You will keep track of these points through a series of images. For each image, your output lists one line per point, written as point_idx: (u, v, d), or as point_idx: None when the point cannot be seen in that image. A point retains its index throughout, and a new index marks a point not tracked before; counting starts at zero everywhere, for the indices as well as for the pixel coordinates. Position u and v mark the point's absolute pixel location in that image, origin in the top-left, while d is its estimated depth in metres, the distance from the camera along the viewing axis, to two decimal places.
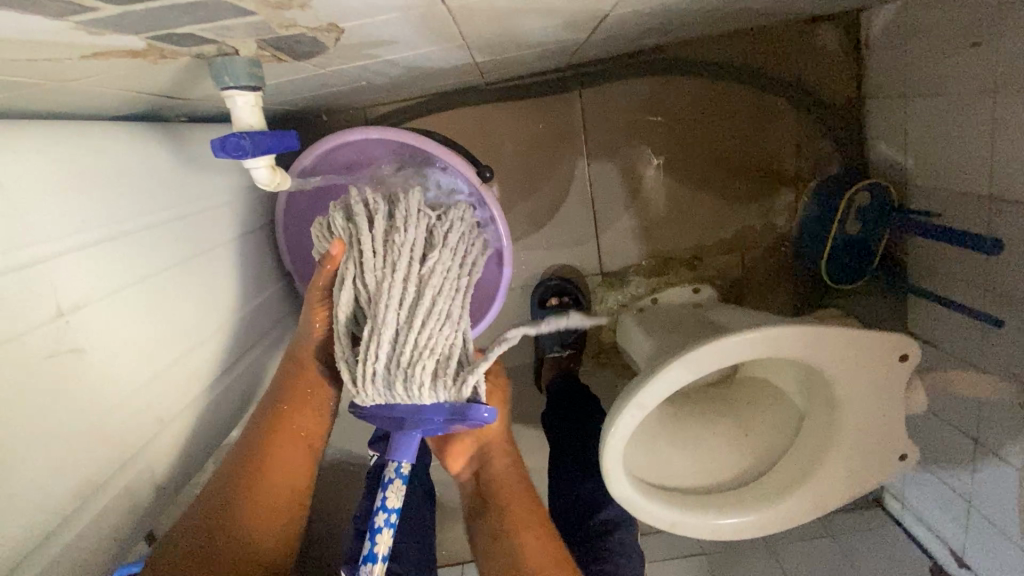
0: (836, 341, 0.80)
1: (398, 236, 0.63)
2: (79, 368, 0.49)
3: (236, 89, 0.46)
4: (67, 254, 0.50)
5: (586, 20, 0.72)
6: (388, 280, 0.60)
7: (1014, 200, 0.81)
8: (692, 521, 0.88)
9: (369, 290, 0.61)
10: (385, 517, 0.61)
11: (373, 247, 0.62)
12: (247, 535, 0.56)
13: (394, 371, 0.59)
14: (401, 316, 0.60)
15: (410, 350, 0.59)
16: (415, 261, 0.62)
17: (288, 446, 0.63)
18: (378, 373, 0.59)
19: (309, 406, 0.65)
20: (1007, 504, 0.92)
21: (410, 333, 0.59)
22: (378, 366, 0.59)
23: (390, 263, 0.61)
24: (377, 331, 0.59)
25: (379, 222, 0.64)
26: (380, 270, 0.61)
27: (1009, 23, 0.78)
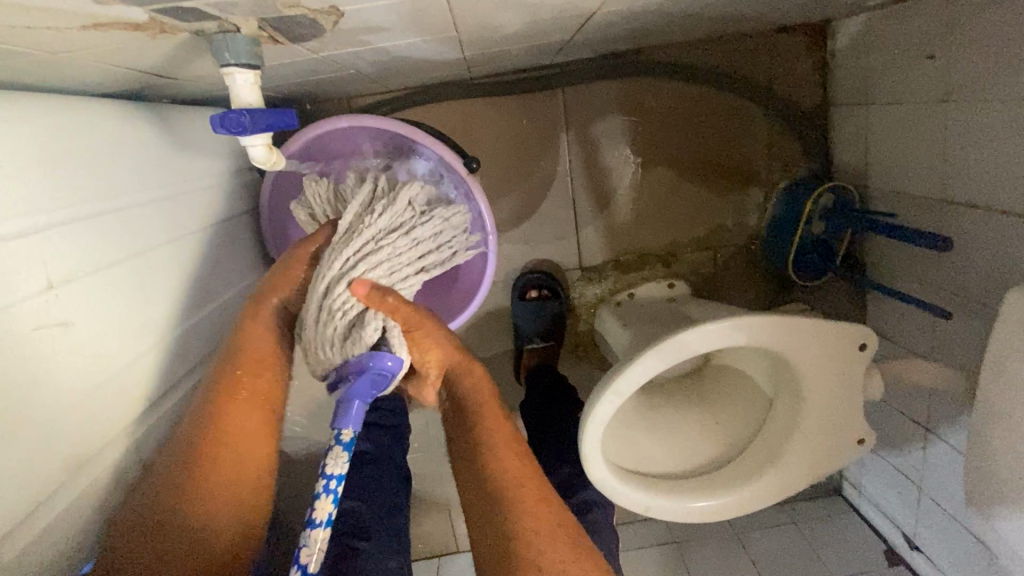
0: (803, 330, 0.85)
1: (366, 218, 0.70)
2: (66, 342, 0.49)
3: (236, 67, 0.47)
4: (55, 226, 0.49)
5: (574, 18, 0.74)
6: (338, 248, 0.68)
7: (964, 202, 0.88)
8: (667, 504, 0.91)
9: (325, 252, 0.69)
10: (325, 482, 0.55)
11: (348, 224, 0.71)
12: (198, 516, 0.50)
13: (314, 325, 0.66)
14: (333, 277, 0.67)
15: (327, 307, 0.65)
16: (373, 243, 0.69)
17: (242, 414, 0.57)
18: (308, 322, 0.66)
19: (262, 371, 0.61)
20: (954, 486, 0.99)
21: (332, 293, 0.65)
22: (304, 317, 0.66)
23: (348, 236, 0.69)
24: (310, 284, 0.67)
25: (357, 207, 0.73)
26: (341, 241, 0.69)
27: (962, 38, 0.84)
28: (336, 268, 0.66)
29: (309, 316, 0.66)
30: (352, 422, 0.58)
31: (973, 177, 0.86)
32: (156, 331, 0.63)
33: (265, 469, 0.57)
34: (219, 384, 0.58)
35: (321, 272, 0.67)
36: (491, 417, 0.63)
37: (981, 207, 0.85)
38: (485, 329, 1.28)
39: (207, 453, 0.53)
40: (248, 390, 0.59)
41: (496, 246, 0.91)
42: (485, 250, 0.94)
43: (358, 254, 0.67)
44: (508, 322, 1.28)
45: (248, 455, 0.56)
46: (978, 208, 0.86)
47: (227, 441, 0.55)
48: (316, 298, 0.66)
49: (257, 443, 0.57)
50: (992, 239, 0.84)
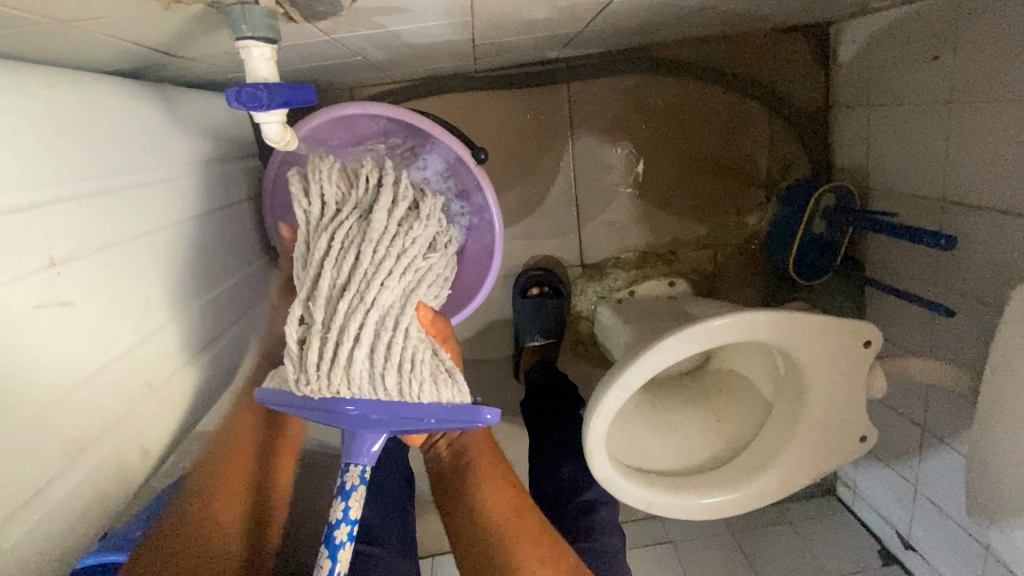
0: (807, 325, 0.85)
1: (409, 225, 0.60)
2: (67, 322, 0.47)
3: (252, 40, 0.45)
4: (59, 202, 0.48)
5: (588, 9, 0.73)
6: (387, 258, 0.55)
7: (965, 202, 0.89)
8: (669, 501, 0.90)
9: (367, 263, 0.54)
10: (347, 529, 0.52)
11: (384, 222, 0.57)
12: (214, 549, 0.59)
13: (355, 353, 0.51)
14: (392, 297, 0.55)
15: (386, 337, 0.52)
16: (421, 259, 0.60)
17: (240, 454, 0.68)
18: (360, 352, 0.51)
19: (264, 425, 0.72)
20: (953, 488, 0.99)
21: (391, 320, 0.53)
22: (356, 350, 0.51)
23: (392, 241, 0.57)
24: (363, 307, 0.52)
25: (392, 205, 0.60)
26: (386, 245, 0.56)
27: (964, 40, 0.85)
28: (394, 287, 0.55)
29: (351, 341, 0.51)
30: (372, 456, 0.55)
31: (975, 178, 0.87)
32: (157, 318, 0.61)
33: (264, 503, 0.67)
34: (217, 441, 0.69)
35: (371, 286, 0.53)
36: (489, 461, 0.74)
37: (982, 207, 0.86)
38: (485, 325, 1.26)
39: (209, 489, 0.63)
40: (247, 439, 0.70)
41: (502, 237, 0.91)
42: (490, 244, 0.94)
43: (406, 271, 0.57)
44: (509, 319, 1.27)
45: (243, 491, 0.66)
46: (977, 208, 0.87)
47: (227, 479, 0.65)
48: (365, 320, 0.52)
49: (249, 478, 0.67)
50: (992, 238, 0.85)
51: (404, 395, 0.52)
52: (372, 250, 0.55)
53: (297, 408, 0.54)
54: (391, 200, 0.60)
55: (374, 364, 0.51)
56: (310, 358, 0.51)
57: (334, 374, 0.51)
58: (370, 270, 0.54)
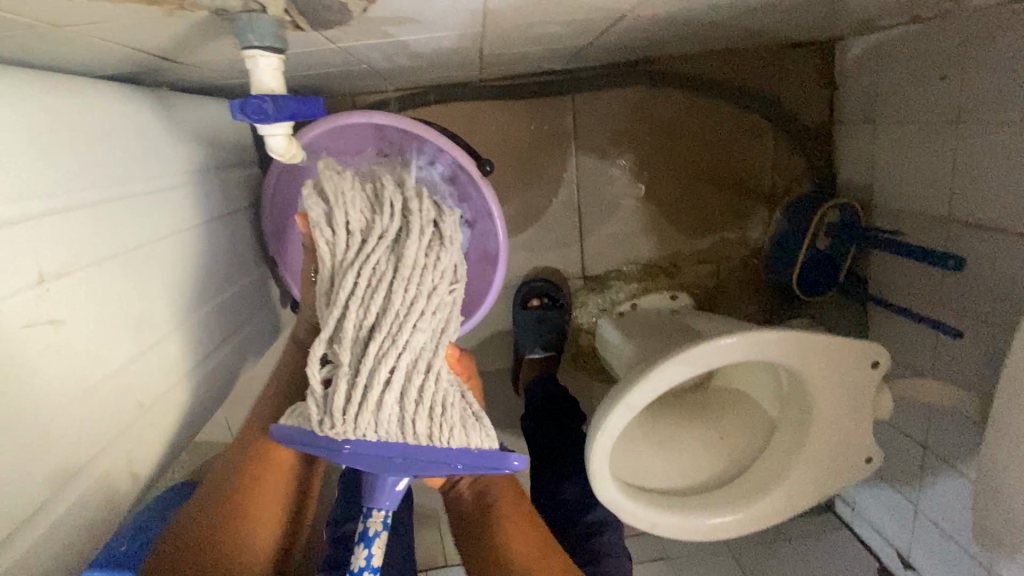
0: (816, 346, 0.84)
1: (443, 252, 0.53)
2: (57, 342, 0.45)
3: (259, 50, 0.44)
4: (49, 216, 0.45)
5: (599, 22, 0.72)
6: (419, 298, 0.51)
7: (972, 223, 0.89)
8: (672, 521, 0.89)
9: (397, 308, 0.51)
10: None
11: (417, 255, 0.52)
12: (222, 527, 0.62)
13: (385, 397, 0.50)
14: (423, 339, 0.52)
15: (417, 381, 0.51)
16: (453, 290, 0.54)
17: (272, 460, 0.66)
18: (391, 395, 0.50)
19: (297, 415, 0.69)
20: (956, 510, 0.97)
21: (423, 362, 0.52)
22: (386, 395, 0.50)
23: (423, 277, 0.52)
24: (394, 353, 0.50)
25: (424, 231, 0.53)
26: (417, 282, 0.51)
27: (975, 60, 0.85)
28: (427, 328, 0.52)
29: (380, 385, 0.50)
30: (394, 501, 0.57)
31: (984, 199, 0.86)
32: (150, 335, 0.58)
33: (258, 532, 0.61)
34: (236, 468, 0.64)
35: (403, 328, 0.51)
36: (513, 507, 0.72)
37: (989, 229, 0.86)
38: (485, 336, 1.24)
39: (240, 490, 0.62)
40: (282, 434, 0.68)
41: (506, 249, 0.90)
42: (494, 257, 0.93)
43: (440, 306, 0.53)
44: (509, 330, 1.25)
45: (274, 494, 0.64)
46: (984, 229, 0.86)
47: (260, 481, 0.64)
48: (397, 365, 0.50)
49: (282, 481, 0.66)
50: (1000, 260, 0.84)
51: (433, 441, 0.52)
52: (403, 291, 0.51)
53: (316, 448, 0.54)
54: (424, 227, 0.53)
55: (403, 408, 0.51)
56: (336, 402, 0.51)
57: (361, 418, 0.50)
58: (402, 312, 0.51)
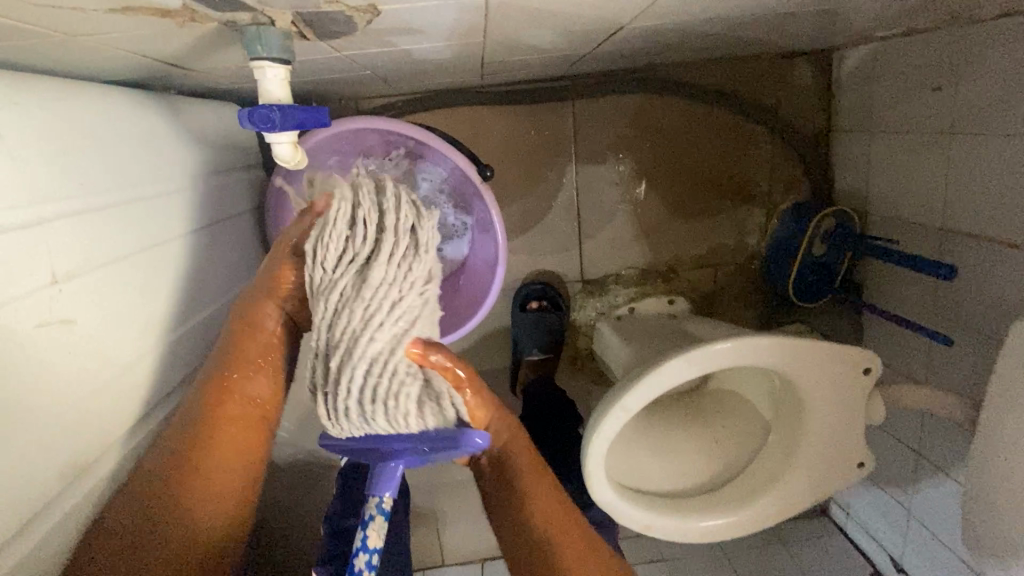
0: (809, 352, 0.85)
1: (413, 269, 0.51)
2: (68, 341, 0.46)
3: (267, 61, 0.45)
4: (62, 218, 0.47)
5: (598, 33, 0.73)
6: (382, 316, 0.50)
7: (964, 232, 0.90)
8: (668, 523, 0.90)
9: (357, 322, 0.50)
10: (366, 559, 0.54)
11: (383, 274, 0.50)
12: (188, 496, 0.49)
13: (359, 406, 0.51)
14: (384, 343, 0.50)
15: (375, 379, 0.50)
16: (420, 296, 0.52)
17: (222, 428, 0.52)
18: (353, 396, 0.51)
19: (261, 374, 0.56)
20: (947, 515, 0.98)
21: (381, 364, 0.50)
22: (351, 401, 0.51)
23: (386, 289, 0.50)
24: (352, 364, 0.50)
25: (389, 248, 0.51)
26: (382, 300, 0.50)
27: (968, 72, 0.86)
28: (385, 334, 0.50)
29: (345, 391, 0.51)
30: (394, 489, 0.57)
31: (976, 209, 0.88)
32: (155, 333, 0.59)
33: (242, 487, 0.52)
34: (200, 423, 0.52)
35: (365, 348, 0.50)
36: (534, 478, 0.63)
37: (982, 238, 0.87)
38: (484, 339, 1.26)
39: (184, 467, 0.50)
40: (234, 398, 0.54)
41: (504, 254, 0.90)
42: (492, 262, 0.94)
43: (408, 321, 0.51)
44: (507, 332, 1.26)
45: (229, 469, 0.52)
46: (977, 238, 0.88)
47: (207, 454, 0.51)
48: (357, 373, 0.50)
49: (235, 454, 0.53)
50: (991, 269, 0.85)
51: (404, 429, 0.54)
52: (364, 311, 0.49)
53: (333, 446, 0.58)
54: (391, 242, 0.51)
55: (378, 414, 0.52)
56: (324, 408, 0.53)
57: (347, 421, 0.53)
58: (363, 332, 0.49)
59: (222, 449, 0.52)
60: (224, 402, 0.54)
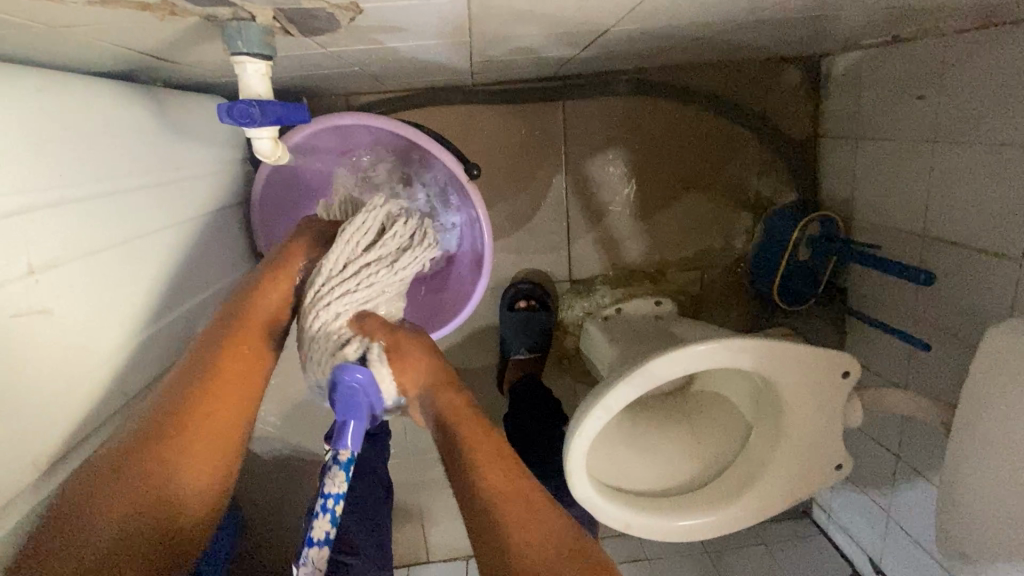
0: (790, 355, 0.87)
1: (367, 269, 0.69)
2: (44, 331, 0.47)
3: (247, 55, 0.46)
4: (41, 207, 0.47)
5: (586, 35, 0.74)
6: (331, 294, 0.67)
7: (944, 238, 0.91)
8: (648, 522, 0.91)
9: (315, 296, 0.67)
10: (323, 502, 0.57)
11: (339, 265, 0.68)
12: (183, 448, 0.49)
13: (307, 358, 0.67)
14: (330, 315, 0.66)
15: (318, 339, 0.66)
16: (363, 283, 0.68)
17: (223, 378, 0.55)
18: (308, 350, 0.67)
19: (260, 338, 0.61)
20: (925, 517, 1.00)
21: (328, 330, 0.66)
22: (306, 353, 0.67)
23: (340, 276, 0.68)
24: (307, 324, 0.67)
25: (348, 248, 0.69)
26: (334, 284, 0.67)
27: (951, 81, 0.88)
28: (332, 309, 0.66)
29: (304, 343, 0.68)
30: (351, 440, 0.60)
31: (957, 216, 0.89)
32: (134, 325, 0.60)
33: (234, 442, 0.54)
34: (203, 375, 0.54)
35: (315, 314, 0.66)
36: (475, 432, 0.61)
37: (963, 245, 0.88)
38: (471, 336, 1.26)
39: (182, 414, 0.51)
40: (237, 350, 0.58)
41: (491, 254, 0.89)
42: (479, 261, 0.94)
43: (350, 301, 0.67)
44: (494, 330, 1.27)
45: (226, 419, 0.54)
46: (958, 245, 0.89)
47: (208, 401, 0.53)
48: (310, 331, 0.67)
49: (233, 405, 0.55)
50: (971, 276, 0.87)
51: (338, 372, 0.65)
52: (319, 289, 0.67)
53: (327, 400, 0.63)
54: (348, 243, 0.69)
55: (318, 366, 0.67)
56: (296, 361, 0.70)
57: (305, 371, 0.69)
58: (314, 303, 0.66)
59: (223, 401, 0.54)
60: (230, 358, 0.57)
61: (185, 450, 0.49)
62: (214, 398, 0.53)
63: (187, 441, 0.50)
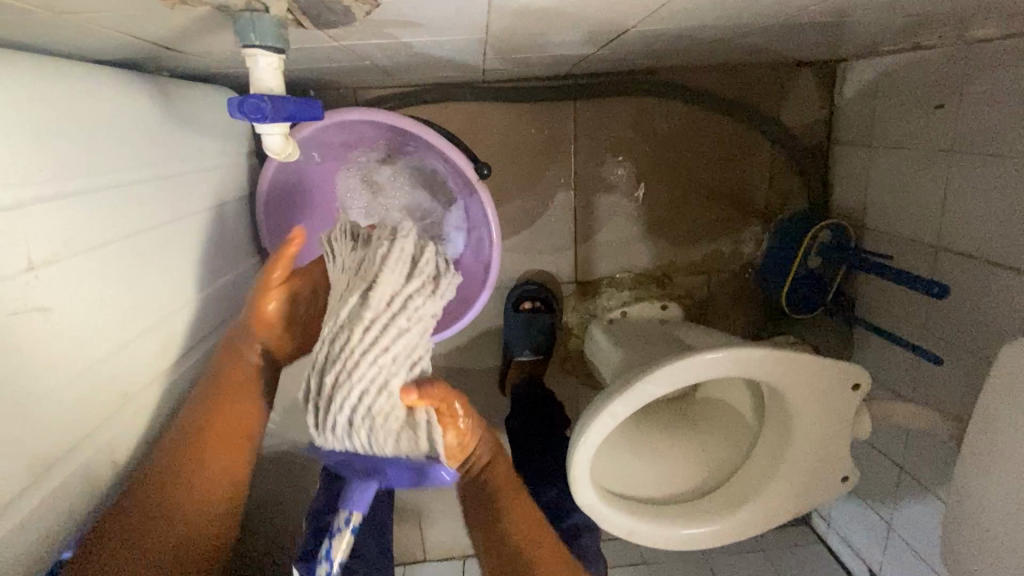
0: (800, 366, 0.85)
1: (412, 301, 0.56)
2: (44, 328, 0.45)
3: (260, 49, 0.44)
4: (42, 201, 0.45)
5: (606, 33, 0.72)
6: (380, 335, 0.54)
7: (959, 251, 0.90)
8: (649, 530, 0.90)
9: (359, 344, 0.54)
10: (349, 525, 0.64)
11: (383, 298, 0.55)
12: (183, 513, 0.54)
13: (343, 413, 0.54)
14: (375, 368, 0.54)
15: (365, 398, 0.54)
16: (412, 321, 0.56)
17: (211, 444, 0.58)
18: (339, 408, 0.54)
19: (249, 387, 0.62)
20: (928, 531, 0.99)
21: (377, 385, 0.54)
22: (339, 416, 0.54)
23: (382, 318, 0.55)
24: (345, 381, 0.54)
25: (392, 278, 0.56)
26: (383, 324, 0.55)
27: (972, 91, 0.86)
28: (382, 362, 0.54)
29: (337, 404, 0.54)
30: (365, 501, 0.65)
31: (971, 229, 0.88)
32: (139, 322, 0.58)
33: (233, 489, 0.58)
34: (193, 436, 0.57)
35: (360, 360, 0.54)
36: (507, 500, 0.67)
37: (978, 257, 0.87)
38: (474, 336, 1.25)
39: (181, 481, 0.54)
40: (224, 412, 0.60)
41: (499, 252, 0.89)
42: (488, 260, 0.93)
43: (401, 344, 0.55)
44: (498, 331, 1.25)
45: (222, 482, 0.57)
46: (973, 258, 0.87)
47: (200, 466, 0.56)
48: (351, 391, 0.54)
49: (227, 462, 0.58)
50: (984, 290, 0.85)
51: (384, 444, 0.56)
52: (366, 329, 0.54)
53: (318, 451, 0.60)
54: (390, 270, 0.56)
55: (357, 421, 0.55)
56: (310, 417, 0.56)
57: (326, 430, 0.56)
58: (362, 345, 0.54)
59: (213, 458, 0.57)
60: (219, 414, 0.59)
61: (184, 515, 0.54)
62: (206, 456, 0.57)
63: (184, 509, 0.54)
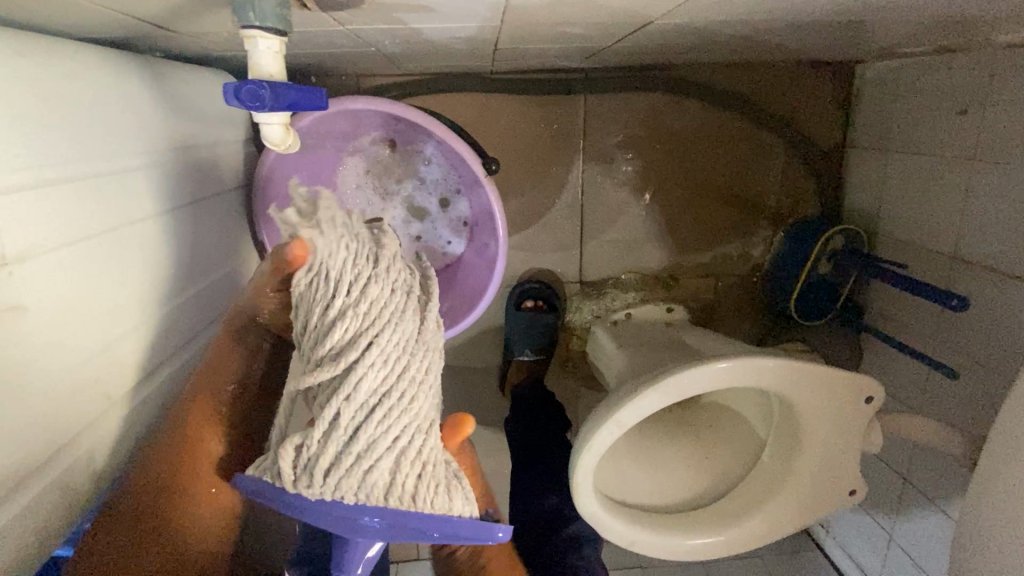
0: (814, 377, 0.83)
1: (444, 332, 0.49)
2: (16, 329, 0.42)
3: (258, 29, 0.41)
4: (23, 193, 0.42)
5: (626, 25, 0.68)
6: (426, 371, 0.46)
7: (977, 262, 0.87)
8: (649, 538, 0.87)
9: (410, 375, 0.45)
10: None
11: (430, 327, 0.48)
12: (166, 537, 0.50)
13: (384, 458, 0.43)
14: (422, 407, 0.46)
15: (408, 444, 0.44)
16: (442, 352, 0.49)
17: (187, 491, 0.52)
18: (378, 451, 0.43)
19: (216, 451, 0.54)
20: (932, 545, 0.97)
21: (425, 423, 0.46)
22: (373, 462, 0.43)
23: (426, 349, 0.47)
24: (392, 421, 0.44)
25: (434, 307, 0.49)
26: (428, 359, 0.47)
27: (998, 96, 0.83)
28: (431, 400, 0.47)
29: (376, 450, 0.43)
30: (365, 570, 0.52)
31: (991, 239, 0.85)
32: (122, 319, 0.55)
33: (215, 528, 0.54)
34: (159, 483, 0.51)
35: (418, 395, 0.45)
36: None
37: (995, 270, 0.84)
38: (474, 335, 1.22)
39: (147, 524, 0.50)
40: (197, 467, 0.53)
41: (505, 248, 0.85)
42: (494, 259, 0.89)
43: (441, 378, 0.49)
44: (499, 329, 1.23)
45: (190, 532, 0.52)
46: (992, 270, 0.85)
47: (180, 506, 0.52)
48: (394, 434, 0.44)
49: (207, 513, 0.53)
50: (999, 303, 0.83)
51: (420, 503, 0.44)
52: (424, 357, 0.47)
53: (275, 503, 0.45)
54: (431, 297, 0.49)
55: (399, 468, 0.44)
56: (318, 464, 0.42)
57: (344, 480, 0.42)
58: (419, 376, 0.46)
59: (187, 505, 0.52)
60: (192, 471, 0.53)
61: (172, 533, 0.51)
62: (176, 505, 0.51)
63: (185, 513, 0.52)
